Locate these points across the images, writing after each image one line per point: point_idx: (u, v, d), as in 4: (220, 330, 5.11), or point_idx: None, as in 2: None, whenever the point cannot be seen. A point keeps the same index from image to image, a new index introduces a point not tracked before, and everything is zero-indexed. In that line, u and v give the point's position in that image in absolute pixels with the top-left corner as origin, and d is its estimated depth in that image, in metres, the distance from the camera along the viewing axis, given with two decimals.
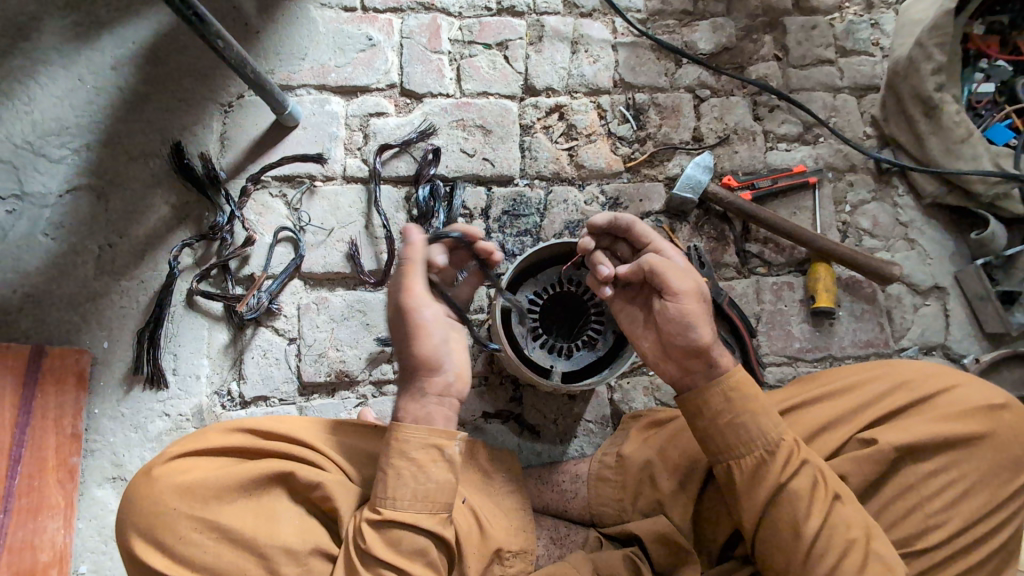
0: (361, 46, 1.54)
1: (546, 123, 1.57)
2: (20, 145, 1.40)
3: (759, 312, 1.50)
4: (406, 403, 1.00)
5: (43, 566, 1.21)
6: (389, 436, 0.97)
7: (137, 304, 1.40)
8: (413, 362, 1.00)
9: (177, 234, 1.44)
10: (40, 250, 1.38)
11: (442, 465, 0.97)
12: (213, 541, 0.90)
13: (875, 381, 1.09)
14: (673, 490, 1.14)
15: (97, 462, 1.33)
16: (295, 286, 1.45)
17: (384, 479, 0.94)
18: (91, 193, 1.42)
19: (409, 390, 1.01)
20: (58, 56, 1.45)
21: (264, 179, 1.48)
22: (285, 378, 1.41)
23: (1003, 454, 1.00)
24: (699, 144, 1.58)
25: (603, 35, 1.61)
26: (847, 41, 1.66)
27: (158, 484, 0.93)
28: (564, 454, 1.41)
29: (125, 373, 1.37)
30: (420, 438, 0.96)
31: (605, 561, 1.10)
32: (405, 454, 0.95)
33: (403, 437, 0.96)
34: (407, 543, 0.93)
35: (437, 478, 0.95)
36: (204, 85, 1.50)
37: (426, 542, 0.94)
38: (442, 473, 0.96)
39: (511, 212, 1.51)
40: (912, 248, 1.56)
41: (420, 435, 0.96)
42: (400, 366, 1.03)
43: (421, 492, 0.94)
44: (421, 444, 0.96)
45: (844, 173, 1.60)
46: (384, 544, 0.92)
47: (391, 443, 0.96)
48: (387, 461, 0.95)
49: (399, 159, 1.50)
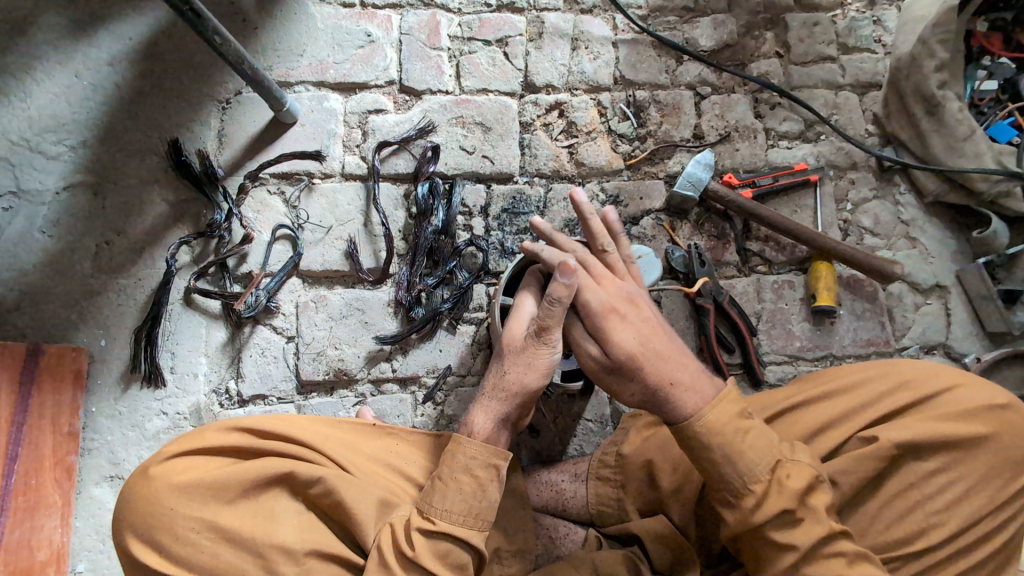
0: (360, 42, 1.53)
1: (546, 121, 1.56)
2: (17, 142, 1.39)
3: (759, 311, 1.49)
4: (488, 422, 1.01)
5: (40, 565, 1.21)
6: (449, 451, 0.99)
7: (135, 301, 1.39)
8: (513, 389, 1.03)
9: (176, 231, 1.43)
10: (36, 247, 1.37)
11: (498, 486, 0.98)
12: (210, 540, 0.90)
13: (875, 381, 1.08)
14: (674, 489, 1.13)
15: (95, 461, 1.33)
16: (293, 284, 1.44)
17: (441, 489, 0.95)
18: (88, 190, 1.41)
19: (494, 413, 1.02)
20: (54, 51, 1.44)
21: (263, 176, 1.47)
22: (284, 376, 1.40)
23: (1005, 454, 1.00)
24: (700, 141, 1.57)
25: (604, 31, 1.60)
26: (849, 38, 1.65)
27: (155, 483, 0.93)
28: (564, 453, 1.40)
29: (123, 371, 1.37)
30: (483, 457, 0.98)
31: (607, 561, 1.08)
32: (471, 470, 0.97)
33: (467, 451, 0.98)
34: (452, 557, 0.93)
35: (492, 498, 0.97)
36: (202, 82, 1.49)
37: (468, 559, 0.94)
38: (497, 493, 0.98)
39: (511, 209, 1.50)
40: (914, 247, 1.55)
41: (484, 454, 0.98)
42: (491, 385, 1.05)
43: (474, 508, 0.95)
44: (484, 463, 0.98)
45: (845, 171, 1.59)
46: (432, 555, 0.91)
47: (454, 456, 0.98)
48: (449, 473, 0.96)
49: (399, 156, 1.50)
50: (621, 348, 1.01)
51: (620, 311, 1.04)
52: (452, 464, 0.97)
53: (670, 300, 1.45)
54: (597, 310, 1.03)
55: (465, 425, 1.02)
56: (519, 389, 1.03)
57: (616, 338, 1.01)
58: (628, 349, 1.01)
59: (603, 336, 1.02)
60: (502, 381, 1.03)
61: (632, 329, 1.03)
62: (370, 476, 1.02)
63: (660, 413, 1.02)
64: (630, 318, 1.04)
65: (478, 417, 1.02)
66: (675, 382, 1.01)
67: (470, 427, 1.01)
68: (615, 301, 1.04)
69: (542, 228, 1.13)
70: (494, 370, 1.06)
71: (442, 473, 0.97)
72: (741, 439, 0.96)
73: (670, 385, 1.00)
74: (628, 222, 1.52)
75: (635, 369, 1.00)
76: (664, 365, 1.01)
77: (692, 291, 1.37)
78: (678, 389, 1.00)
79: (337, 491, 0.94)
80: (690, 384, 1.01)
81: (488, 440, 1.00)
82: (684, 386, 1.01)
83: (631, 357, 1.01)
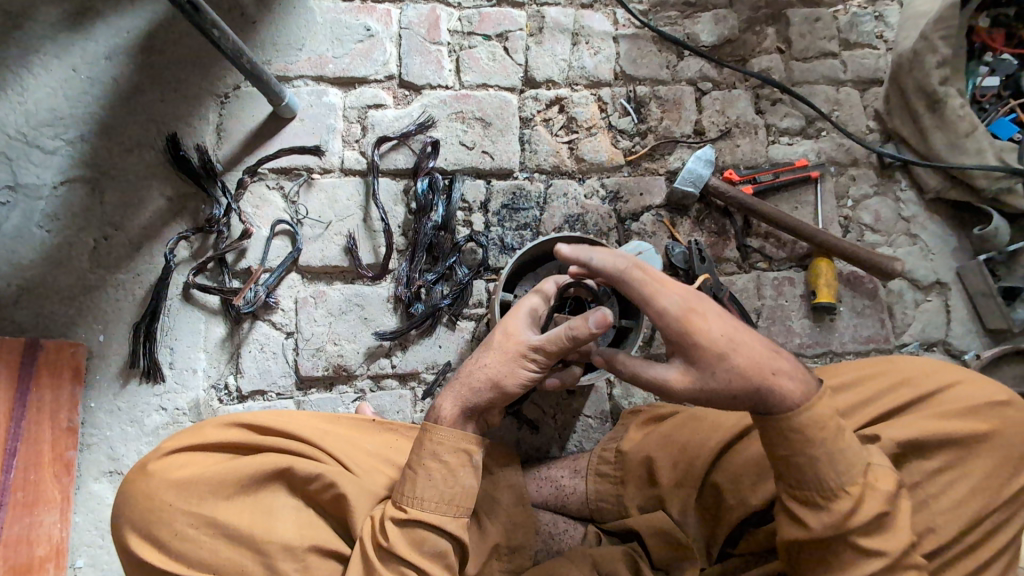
0: (359, 37, 1.52)
1: (546, 116, 1.55)
2: (14, 136, 1.39)
3: (759, 308, 1.49)
4: (450, 404, 0.99)
5: (39, 560, 1.21)
6: (420, 437, 0.98)
7: (134, 297, 1.39)
8: (481, 376, 1.00)
9: (174, 226, 1.42)
10: (34, 242, 1.37)
11: (469, 470, 0.96)
12: (208, 536, 0.90)
13: (875, 378, 1.09)
14: (674, 484, 1.13)
15: (94, 456, 1.33)
16: (293, 280, 1.43)
17: (410, 478, 0.95)
18: (85, 184, 1.40)
19: (459, 398, 0.99)
20: (51, 45, 1.43)
21: (261, 171, 1.46)
22: (283, 372, 1.40)
23: (1007, 451, 0.99)
24: (701, 138, 1.56)
25: (604, 26, 1.59)
26: (851, 34, 1.64)
27: (154, 479, 0.93)
28: (563, 450, 1.40)
29: (122, 367, 1.36)
30: (452, 442, 0.96)
31: (605, 555, 1.09)
32: (438, 456, 0.95)
33: (436, 438, 0.96)
34: (430, 544, 0.92)
35: (465, 482, 0.95)
36: (200, 76, 1.48)
37: (446, 546, 0.93)
38: (469, 478, 0.96)
39: (511, 205, 1.50)
40: (914, 243, 1.55)
41: (452, 440, 0.96)
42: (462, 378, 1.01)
43: (447, 494, 0.94)
44: (453, 447, 0.96)
45: (846, 168, 1.58)
46: (408, 544, 0.90)
47: (422, 443, 0.96)
48: (417, 462, 0.95)
49: (398, 151, 1.49)
50: (708, 350, 0.90)
51: (697, 309, 0.93)
52: (418, 451, 0.96)
53: None
54: (673, 316, 0.92)
55: (432, 411, 1.00)
56: (491, 384, 0.99)
57: (702, 340, 0.90)
58: (716, 348, 0.90)
59: (685, 339, 0.91)
60: (483, 373, 1.00)
61: (717, 324, 0.92)
62: (369, 473, 1.01)
63: (764, 412, 0.91)
64: (710, 314, 0.92)
65: (443, 400, 1.00)
66: (775, 371, 0.90)
67: (437, 413, 0.99)
68: (692, 300, 0.93)
69: (570, 253, 1.03)
70: (477, 364, 1.01)
71: (412, 462, 0.96)
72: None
73: (770, 375, 0.89)
74: (628, 218, 1.51)
75: (727, 368, 0.89)
76: (760, 355, 0.90)
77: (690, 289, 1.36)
78: (779, 377, 0.90)
79: (337, 486, 0.94)
80: (789, 370, 0.91)
81: (456, 425, 0.98)
82: (783, 372, 0.90)
83: (721, 356, 0.89)
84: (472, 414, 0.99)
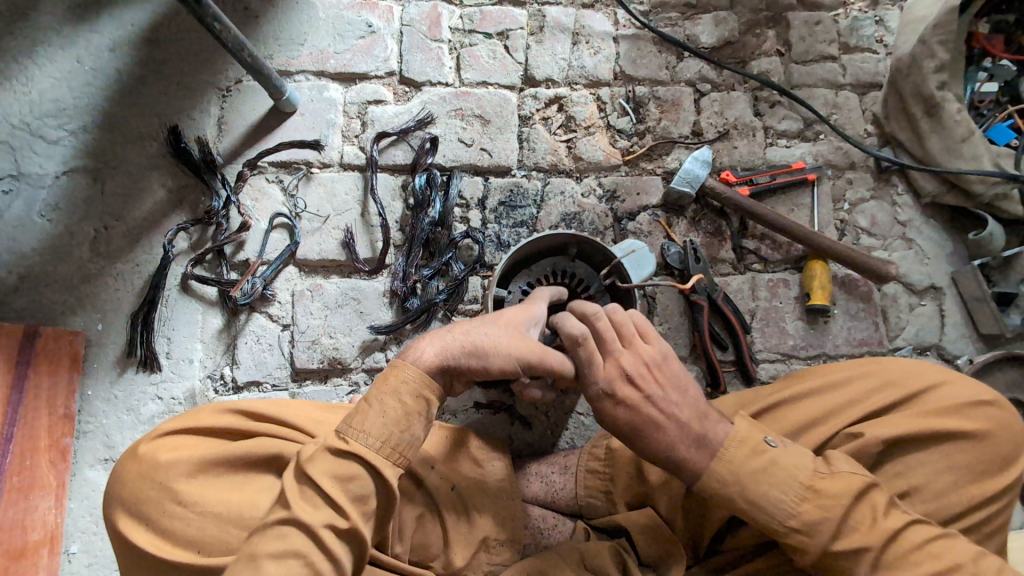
0: (361, 33, 1.53)
1: (545, 114, 1.56)
2: (17, 126, 1.40)
3: (753, 308, 1.49)
4: (431, 348, 0.97)
5: (34, 545, 1.22)
6: (386, 373, 0.94)
7: (133, 286, 1.40)
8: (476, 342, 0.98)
9: (173, 217, 1.44)
10: (35, 231, 1.38)
11: None
12: (194, 515, 0.90)
13: (864, 377, 1.08)
14: (662, 482, 1.14)
15: (90, 443, 1.34)
16: (289, 273, 1.45)
17: (361, 411, 0.90)
18: (87, 174, 1.42)
19: (442, 344, 0.97)
20: (56, 37, 1.45)
21: (261, 164, 1.47)
22: (278, 364, 1.41)
23: (994, 453, 0.98)
24: (699, 138, 1.57)
25: (605, 26, 1.60)
26: (851, 38, 1.64)
27: (143, 461, 0.94)
28: (554, 446, 1.41)
29: (119, 355, 1.38)
30: (415, 385, 0.93)
31: (593, 550, 1.10)
32: (399, 395, 0.92)
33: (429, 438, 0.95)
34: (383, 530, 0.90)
35: (413, 432, 0.92)
36: (203, 69, 1.50)
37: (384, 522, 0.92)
38: None
39: (507, 203, 1.50)
40: (910, 247, 1.55)
41: (416, 382, 0.94)
42: (456, 331, 1.00)
43: (392, 438, 0.90)
44: (414, 390, 0.93)
45: (843, 171, 1.58)
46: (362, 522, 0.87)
47: (387, 385, 0.93)
48: (377, 397, 0.92)
49: (396, 147, 1.50)
50: (645, 391, 1.01)
51: (661, 373, 1.03)
52: (381, 387, 0.93)
53: (664, 296, 1.47)
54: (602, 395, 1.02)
55: (412, 349, 0.98)
56: (464, 348, 0.97)
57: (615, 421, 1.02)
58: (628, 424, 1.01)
59: (636, 376, 1.01)
60: (478, 339, 0.99)
61: (666, 385, 1.02)
62: None
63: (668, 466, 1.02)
64: (664, 377, 1.03)
65: (428, 341, 0.98)
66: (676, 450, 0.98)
67: (417, 354, 0.96)
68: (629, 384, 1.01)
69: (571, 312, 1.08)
70: (479, 327, 1.00)
71: (370, 396, 0.92)
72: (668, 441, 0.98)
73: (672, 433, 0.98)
74: (624, 217, 1.52)
75: (641, 408, 1.00)
76: (678, 411, 1.00)
77: (686, 287, 1.38)
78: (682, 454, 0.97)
79: None
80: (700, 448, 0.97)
81: (429, 372, 0.95)
82: (693, 451, 0.97)
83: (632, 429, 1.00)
84: (445, 370, 0.97)
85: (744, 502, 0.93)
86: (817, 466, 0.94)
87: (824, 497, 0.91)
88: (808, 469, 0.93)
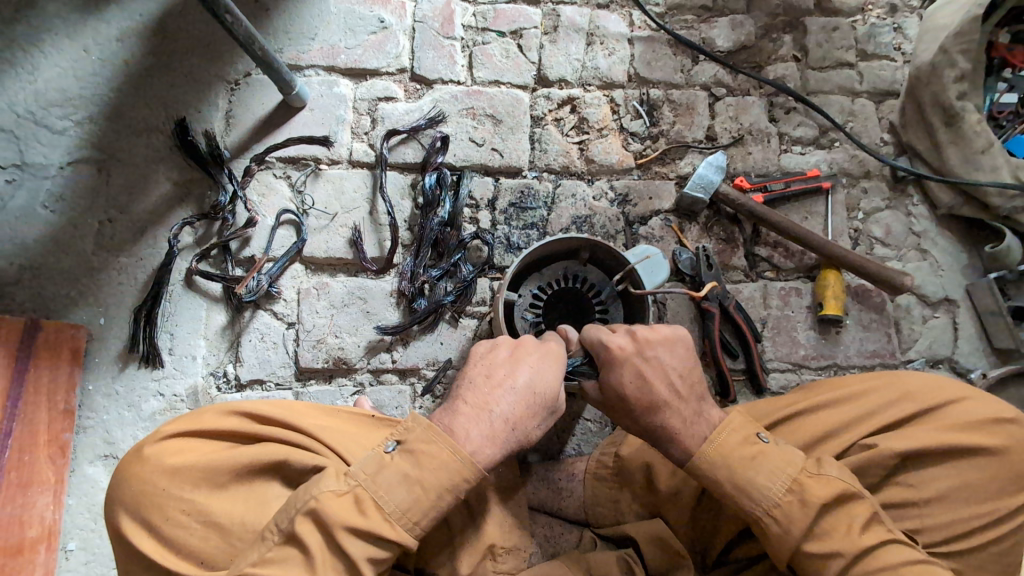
0: (372, 29, 1.51)
1: (557, 115, 1.54)
2: (22, 115, 1.38)
3: (765, 317, 1.48)
4: (473, 429, 0.94)
5: (31, 542, 1.20)
6: (432, 449, 0.91)
7: (136, 280, 1.38)
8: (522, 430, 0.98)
9: (179, 211, 1.41)
10: (39, 222, 1.36)
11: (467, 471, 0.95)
12: (198, 524, 0.89)
13: (879, 390, 1.07)
14: (672, 492, 1.12)
15: (90, 439, 1.32)
16: (296, 270, 1.43)
17: (417, 499, 0.89)
18: (92, 166, 1.40)
19: (498, 438, 0.95)
20: (63, 26, 1.43)
21: (269, 159, 1.45)
22: (282, 362, 1.39)
23: (1013, 470, 0.97)
24: (713, 144, 1.55)
25: (620, 27, 1.58)
26: (868, 45, 1.62)
27: (147, 465, 0.92)
28: (561, 452, 1.39)
29: (121, 350, 1.36)
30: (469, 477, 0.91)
31: (599, 562, 1.07)
32: (456, 491, 0.91)
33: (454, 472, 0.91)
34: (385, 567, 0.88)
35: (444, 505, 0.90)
36: (211, 62, 1.47)
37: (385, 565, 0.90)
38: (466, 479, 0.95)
39: (518, 204, 1.48)
40: (924, 258, 1.53)
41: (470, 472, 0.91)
42: (508, 421, 0.97)
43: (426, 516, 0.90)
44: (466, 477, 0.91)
45: (858, 180, 1.57)
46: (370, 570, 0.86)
47: (436, 467, 0.90)
48: (433, 484, 0.89)
49: (407, 145, 1.48)
50: (652, 356, 1.03)
51: (669, 342, 1.05)
52: (439, 475, 0.89)
53: (675, 303, 1.46)
54: (620, 364, 1.02)
55: (466, 441, 0.93)
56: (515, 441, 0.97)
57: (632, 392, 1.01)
58: (643, 392, 1.00)
59: (636, 334, 1.04)
60: (526, 431, 0.98)
61: (673, 352, 1.04)
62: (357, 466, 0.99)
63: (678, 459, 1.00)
64: (667, 338, 1.05)
65: (462, 422, 0.95)
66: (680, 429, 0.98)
67: (474, 447, 0.93)
68: (644, 349, 1.03)
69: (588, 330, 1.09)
70: (527, 417, 0.98)
71: (426, 480, 0.89)
72: (676, 436, 0.99)
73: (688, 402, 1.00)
74: (636, 222, 1.50)
75: (650, 367, 1.01)
76: (678, 381, 1.02)
77: (698, 295, 1.36)
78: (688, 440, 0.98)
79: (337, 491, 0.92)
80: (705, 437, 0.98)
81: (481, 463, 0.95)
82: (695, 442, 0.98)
83: (647, 399, 1.00)
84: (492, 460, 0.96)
85: (752, 512, 0.93)
86: (831, 476, 0.92)
87: (842, 511, 0.90)
88: (818, 476, 0.92)
